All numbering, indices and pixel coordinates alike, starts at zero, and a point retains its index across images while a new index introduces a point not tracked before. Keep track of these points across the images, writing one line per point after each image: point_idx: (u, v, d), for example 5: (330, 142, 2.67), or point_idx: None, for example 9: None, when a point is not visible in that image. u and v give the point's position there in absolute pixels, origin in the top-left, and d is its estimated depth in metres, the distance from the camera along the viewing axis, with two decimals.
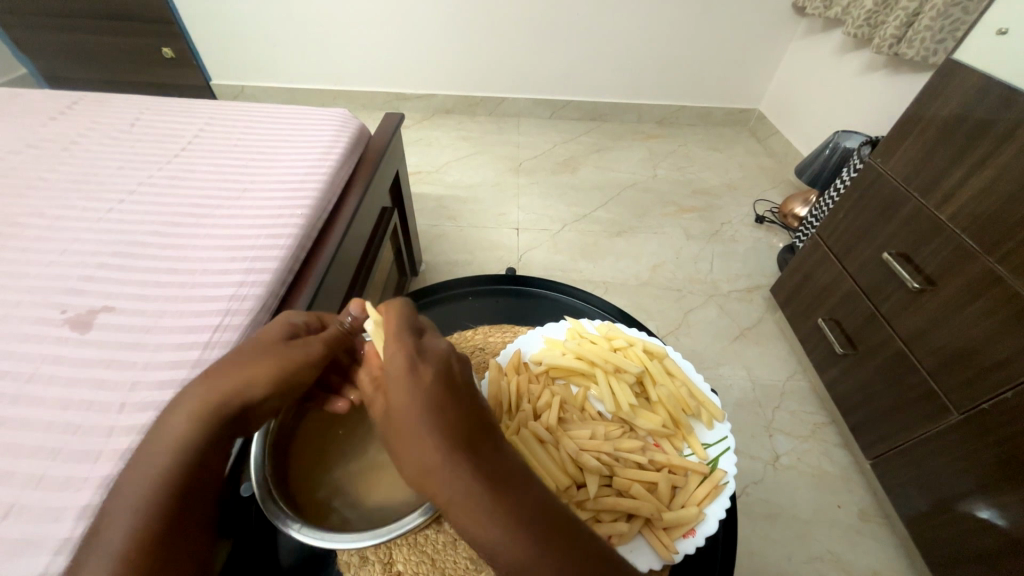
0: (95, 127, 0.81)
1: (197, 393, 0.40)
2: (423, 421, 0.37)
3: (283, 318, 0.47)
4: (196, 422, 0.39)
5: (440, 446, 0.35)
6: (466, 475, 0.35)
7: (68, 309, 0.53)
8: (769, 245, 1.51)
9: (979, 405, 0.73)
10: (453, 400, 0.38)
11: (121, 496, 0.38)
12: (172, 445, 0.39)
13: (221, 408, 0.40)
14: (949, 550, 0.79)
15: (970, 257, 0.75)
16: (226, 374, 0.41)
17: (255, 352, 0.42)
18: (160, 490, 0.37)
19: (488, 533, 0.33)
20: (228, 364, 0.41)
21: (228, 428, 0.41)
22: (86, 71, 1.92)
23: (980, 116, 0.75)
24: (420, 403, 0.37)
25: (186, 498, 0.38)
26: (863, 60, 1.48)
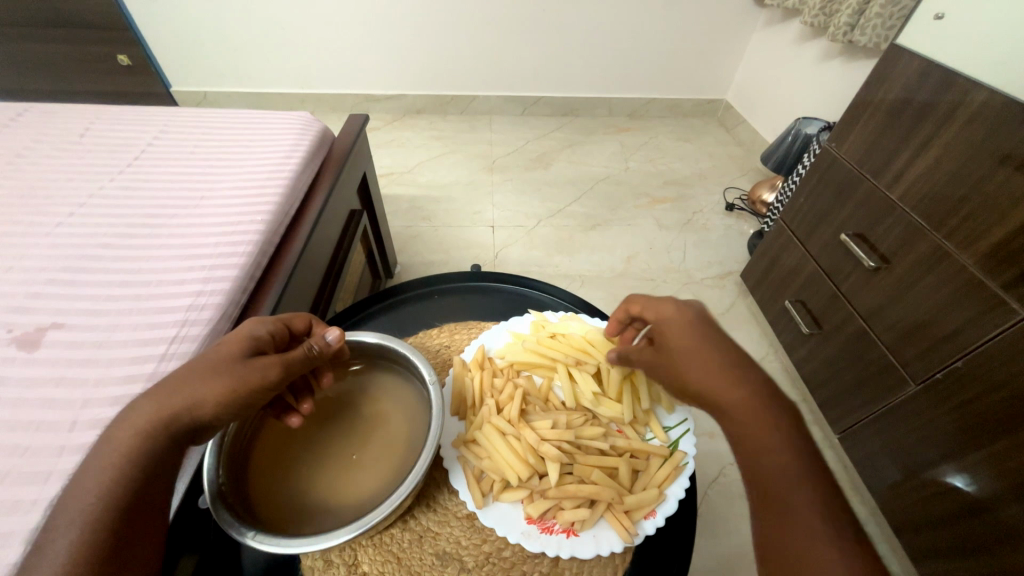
0: (42, 138, 0.78)
1: (150, 408, 0.39)
2: (710, 350, 0.45)
3: (248, 327, 0.45)
4: (147, 438, 0.39)
5: (729, 371, 0.43)
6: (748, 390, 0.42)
7: (14, 328, 0.52)
8: (739, 232, 1.54)
9: (935, 374, 0.76)
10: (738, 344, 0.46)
11: (65, 515, 0.37)
12: (119, 462, 0.38)
13: (175, 424, 0.39)
14: (915, 517, 0.83)
15: (919, 235, 0.78)
16: (182, 391, 0.40)
17: (213, 371, 0.41)
18: (106, 507, 0.37)
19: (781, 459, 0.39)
20: (184, 380, 0.40)
21: (180, 443, 0.40)
22: (38, 81, 1.84)
23: (923, 99, 0.78)
24: (708, 339, 0.45)
25: (132, 517, 0.37)
26: (821, 48, 1.53)
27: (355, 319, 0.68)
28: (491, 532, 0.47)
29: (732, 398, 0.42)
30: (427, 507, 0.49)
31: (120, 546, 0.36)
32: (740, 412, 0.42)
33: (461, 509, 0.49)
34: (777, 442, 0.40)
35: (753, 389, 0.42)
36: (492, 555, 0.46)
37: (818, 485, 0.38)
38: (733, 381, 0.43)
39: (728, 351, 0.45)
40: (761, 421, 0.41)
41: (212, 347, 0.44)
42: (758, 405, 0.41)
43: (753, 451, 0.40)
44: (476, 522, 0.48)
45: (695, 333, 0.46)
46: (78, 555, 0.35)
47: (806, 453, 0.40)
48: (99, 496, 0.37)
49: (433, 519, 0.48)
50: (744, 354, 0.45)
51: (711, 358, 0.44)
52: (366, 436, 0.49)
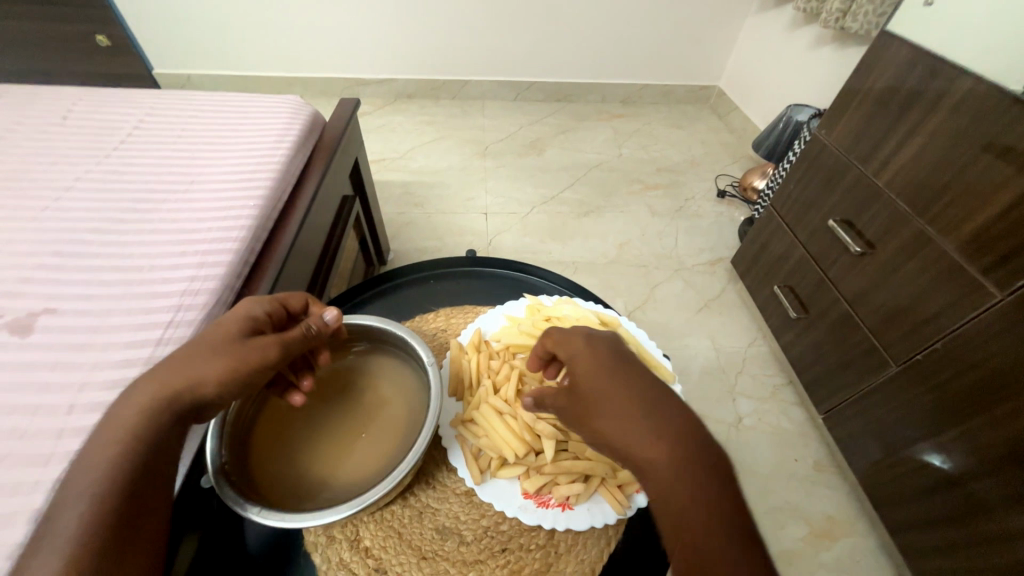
0: (23, 120, 0.76)
1: (152, 386, 0.40)
2: (609, 380, 0.40)
3: (245, 307, 0.45)
4: (151, 417, 0.39)
5: (635, 399, 0.39)
6: (645, 422, 0.38)
7: (6, 313, 0.51)
8: (730, 219, 1.56)
9: (915, 355, 0.79)
10: (632, 370, 0.41)
11: (71, 490, 0.38)
12: (125, 439, 0.38)
13: (177, 402, 0.40)
14: (893, 492, 0.86)
15: (904, 220, 0.80)
16: (183, 370, 0.40)
17: (212, 350, 0.41)
18: (112, 483, 0.37)
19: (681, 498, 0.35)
20: (184, 359, 0.41)
21: (183, 422, 0.41)
22: (13, 62, 1.77)
23: (910, 86, 0.79)
24: (613, 373, 0.41)
25: (139, 491, 0.38)
26: (813, 35, 1.53)
27: (350, 305, 0.68)
28: (489, 507, 0.49)
29: (631, 433, 0.37)
30: (427, 484, 0.51)
31: (128, 519, 0.37)
32: (648, 448, 0.37)
33: (459, 486, 0.50)
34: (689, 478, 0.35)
35: (664, 418, 0.38)
36: (490, 529, 0.48)
37: (720, 525, 0.34)
38: (641, 410, 0.38)
39: (640, 378, 0.41)
40: (670, 455, 0.36)
41: (210, 327, 0.44)
42: (669, 435, 0.37)
43: (655, 490, 0.36)
44: (474, 499, 0.50)
45: (605, 362, 0.42)
46: (88, 527, 0.36)
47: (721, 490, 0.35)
48: (104, 471, 0.38)
49: (433, 495, 0.50)
50: (643, 380, 0.41)
51: (609, 388, 0.40)
52: (365, 417, 0.49)
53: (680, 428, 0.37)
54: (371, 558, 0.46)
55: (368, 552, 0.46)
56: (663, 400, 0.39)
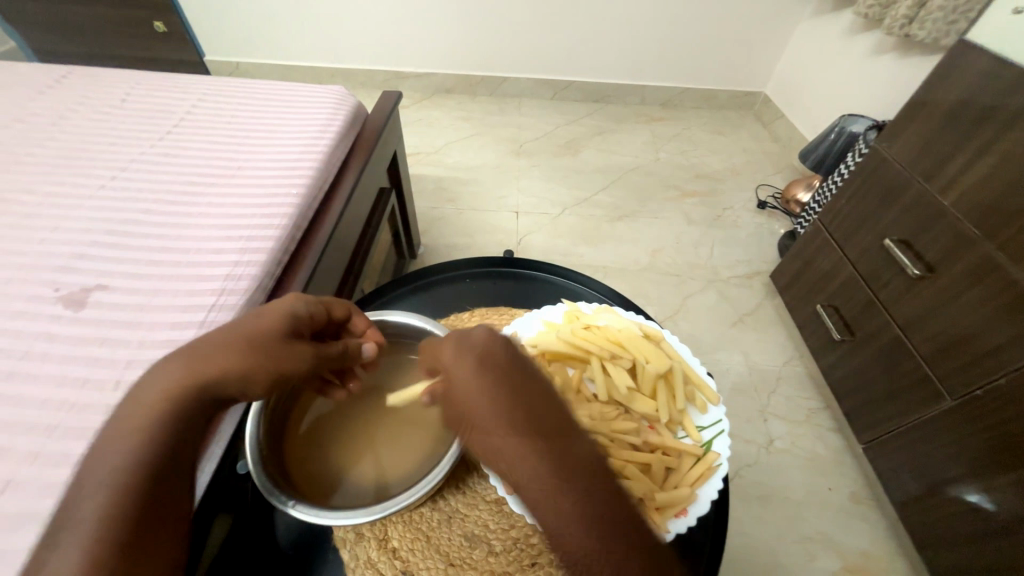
0: (85, 102, 0.79)
1: (180, 372, 0.40)
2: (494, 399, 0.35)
3: (288, 305, 0.45)
4: (177, 405, 0.39)
5: (512, 428, 0.34)
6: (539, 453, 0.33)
7: (61, 287, 0.53)
8: (771, 231, 1.50)
9: (974, 391, 0.73)
10: (515, 383, 0.36)
11: (94, 470, 0.37)
12: (149, 424, 0.38)
13: (206, 392, 0.40)
14: (936, 533, 0.81)
15: (969, 244, 0.74)
16: (216, 361, 0.40)
17: (250, 345, 0.41)
18: (138, 467, 0.37)
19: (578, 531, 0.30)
20: (219, 349, 0.41)
21: (208, 412, 0.41)
22: (77, 46, 1.87)
23: (985, 102, 0.73)
24: (503, 389, 0.36)
25: (162, 478, 0.38)
26: (873, 42, 1.45)
27: (385, 298, 0.69)
28: (520, 518, 0.48)
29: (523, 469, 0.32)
30: (457, 489, 0.50)
31: (150, 507, 0.36)
32: (527, 483, 0.32)
33: (489, 494, 0.50)
34: (577, 517, 0.31)
35: (542, 448, 0.33)
36: (520, 541, 0.47)
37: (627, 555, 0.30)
38: (518, 445, 0.33)
39: (528, 395, 0.36)
40: (549, 489, 0.32)
41: (247, 317, 0.44)
42: (547, 473, 0.32)
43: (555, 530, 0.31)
44: (503, 508, 0.49)
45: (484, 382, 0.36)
46: (111, 512, 0.35)
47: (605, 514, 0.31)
48: (130, 454, 0.37)
49: (462, 501, 0.49)
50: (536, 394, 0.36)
51: (498, 407, 0.35)
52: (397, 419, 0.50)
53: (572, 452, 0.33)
54: (398, 560, 0.46)
55: (395, 553, 0.46)
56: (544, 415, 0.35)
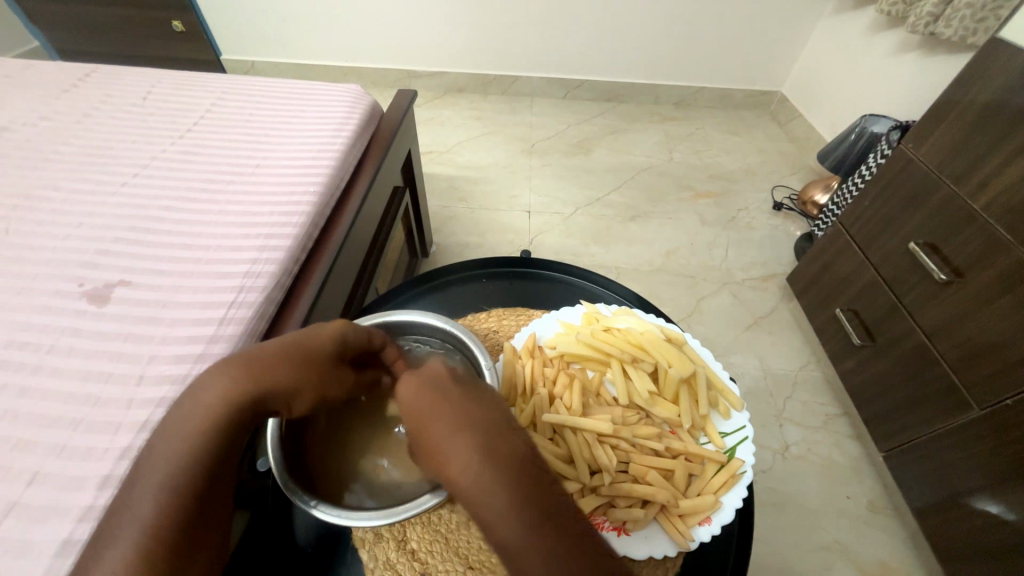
0: (108, 100, 0.80)
1: (235, 382, 0.39)
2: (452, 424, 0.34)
3: (344, 328, 0.44)
4: (226, 416, 0.39)
5: (461, 434, 0.34)
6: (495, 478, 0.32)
7: (85, 282, 0.54)
8: (787, 233, 1.48)
9: (1002, 400, 0.71)
10: (471, 407, 0.36)
11: (146, 470, 0.38)
12: (201, 432, 0.38)
13: (253, 405, 0.40)
14: (957, 545, 0.79)
15: (1001, 249, 0.72)
16: (271, 376, 0.40)
17: (303, 365, 0.41)
18: (186, 474, 0.38)
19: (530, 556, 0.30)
20: (275, 365, 0.41)
21: (250, 424, 0.41)
22: (96, 44, 1.90)
23: (1020, 102, 0.71)
24: (461, 415, 0.35)
25: (208, 488, 0.38)
26: (896, 40, 1.42)
27: (401, 297, 0.69)
28: None
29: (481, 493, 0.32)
30: None
31: (192, 523, 0.37)
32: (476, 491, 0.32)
33: None
34: (520, 535, 0.31)
35: (493, 450, 0.33)
36: None
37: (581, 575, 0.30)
38: (470, 450, 0.33)
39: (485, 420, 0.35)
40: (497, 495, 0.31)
41: (302, 334, 0.43)
42: (495, 477, 0.32)
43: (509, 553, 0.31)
44: None
45: (440, 412, 0.35)
46: (161, 522, 0.36)
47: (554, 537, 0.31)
48: (177, 460, 0.38)
49: None
50: (492, 420, 0.35)
51: (457, 433, 0.34)
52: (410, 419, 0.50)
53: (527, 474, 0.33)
54: (417, 561, 0.47)
55: (414, 554, 0.47)
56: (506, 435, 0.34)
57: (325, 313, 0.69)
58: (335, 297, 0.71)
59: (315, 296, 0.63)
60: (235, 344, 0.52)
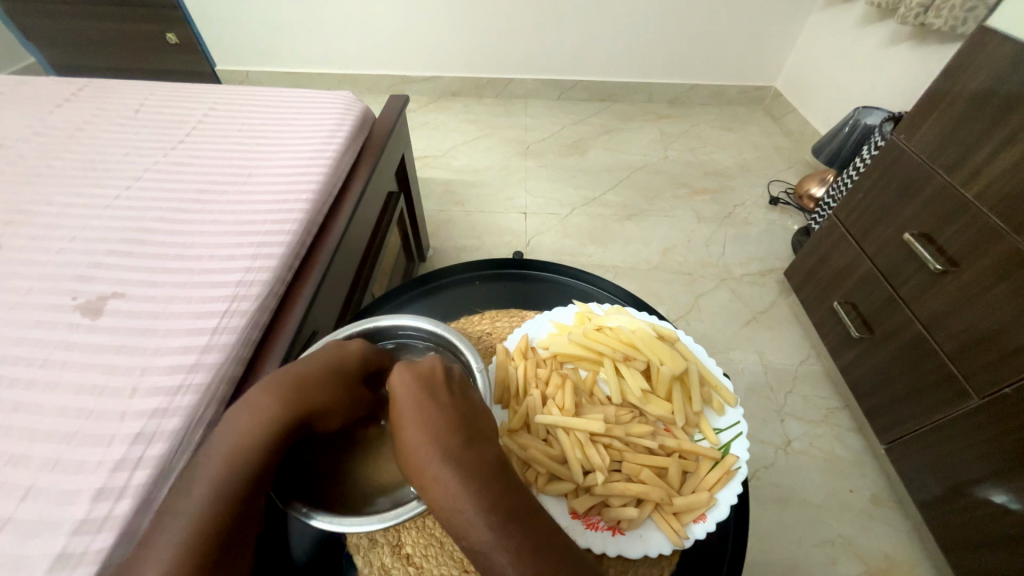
0: (100, 114, 0.80)
1: (289, 395, 0.42)
2: (413, 419, 0.40)
3: (366, 351, 0.49)
4: (279, 429, 0.41)
5: (431, 437, 0.39)
6: (443, 467, 0.38)
7: (78, 295, 0.54)
8: (783, 227, 1.47)
9: (1002, 389, 0.71)
10: (432, 402, 0.41)
11: (190, 480, 0.39)
12: (250, 442, 0.40)
13: (299, 420, 0.43)
14: (962, 536, 0.79)
15: (996, 238, 0.72)
16: (319, 391, 0.44)
17: (343, 381, 0.45)
18: (233, 481, 0.39)
19: (470, 531, 0.36)
20: (322, 381, 0.44)
21: (290, 438, 0.43)
22: (93, 60, 1.91)
23: (1010, 90, 0.71)
24: (421, 410, 0.41)
25: (252, 494, 0.39)
26: (887, 31, 1.41)
27: (395, 303, 0.69)
28: None
29: (432, 478, 0.38)
30: None
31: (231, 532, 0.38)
32: (438, 489, 0.37)
33: None
34: (463, 510, 0.36)
35: (456, 451, 0.39)
36: None
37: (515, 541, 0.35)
38: (436, 450, 0.38)
39: (442, 416, 0.41)
40: (454, 493, 0.36)
41: (333, 356, 0.47)
42: (456, 479, 0.37)
43: (455, 528, 0.36)
44: None
45: (405, 409, 0.41)
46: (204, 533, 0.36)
47: (492, 510, 0.36)
48: (221, 476, 0.39)
49: None
50: (448, 413, 0.41)
51: (415, 427, 0.40)
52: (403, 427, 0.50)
53: (469, 458, 0.38)
54: (412, 566, 0.47)
55: (409, 559, 0.47)
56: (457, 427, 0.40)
57: (321, 320, 0.68)
58: (330, 304, 0.71)
59: (309, 304, 0.63)
60: (228, 354, 0.52)
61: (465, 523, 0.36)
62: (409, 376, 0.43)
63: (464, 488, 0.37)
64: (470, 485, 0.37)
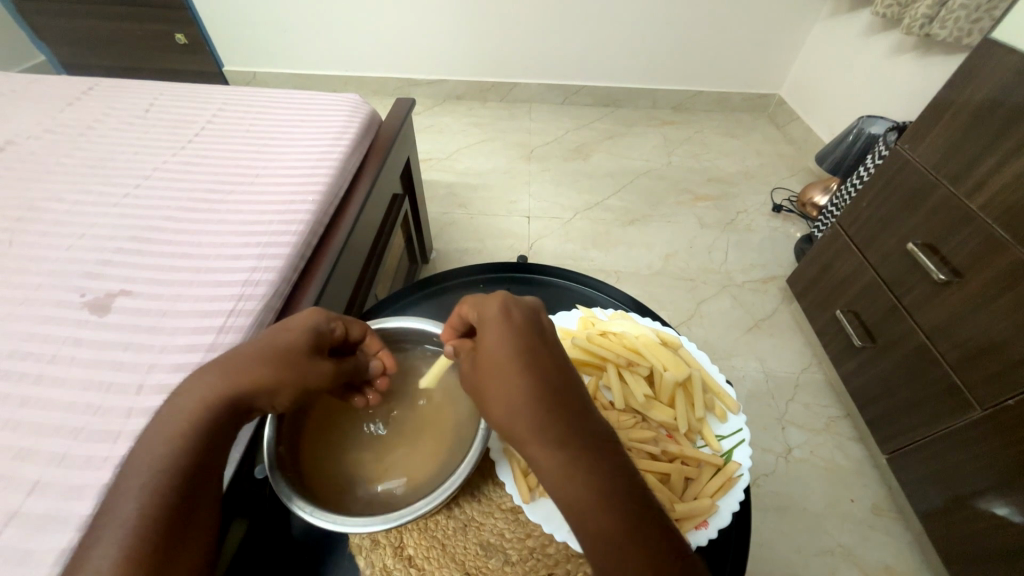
0: (111, 113, 0.81)
1: (217, 378, 0.41)
2: (524, 364, 0.39)
3: (310, 321, 0.46)
4: (210, 414, 0.41)
5: (539, 384, 0.38)
6: (556, 419, 0.37)
7: (87, 292, 0.54)
8: (786, 235, 1.47)
9: (1005, 401, 0.71)
10: (540, 351, 0.40)
11: (125, 476, 0.39)
12: (186, 430, 0.40)
13: (237, 402, 0.42)
14: (964, 547, 0.79)
15: (999, 248, 0.72)
16: (250, 370, 0.42)
17: (281, 356, 0.43)
18: (170, 471, 0.39)
19: (578, 484, 0.35)
20: (254, 359, 0.43)
21: (234, 421, 0.42)
22: (101, 59, 1.93)
23: (1016, 101, 0.71)
24: (528, 359, 0.39)
25: (194, 483, 0.39)
26: (892, 42, 1.42)
27: (399, 304, 0.69)
28: (535, 528, 0.49)
29: (543, 430, 0.36)
30: (472, 497, 0.51)
31: (173, 521, 0.37)
32: (548, 439, 0.36)
33: (505, 502, 0.51)
34: (573, 463, 0.35)
35: (563, 401, 0.38)
36: (536, 550, 0.48)
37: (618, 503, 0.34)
38: (549, 408, 0.37)
39: (550, 367, 0.40)
40: (569, 446, 0.36)
41: (274, 332, 0.45)
42: (570, 433, 0.36)
43: (560, 477, 0.35)
44: (519, 516, 0.50)
45: (516, 350, 0.40)
46: (142, 524, 0.36)
47: (601, 472, 0.35)
48: (152, 469, 0.39)
49: (478, 509, 0.51)
50: (551, 365, 0.40)
51: (525, 371, 0.38)
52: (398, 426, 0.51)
53: (578, 417, 0.38)
54: (414, 567, 0.47)
55: (411, 561, 0.48)
56: (560, 381, 0.39)
57: None
58: (334, 304, 0.72)
59: (313, 304, 0.63)
60: None
61: (575, 477, 0.35)
62: (520, 320, 0.42)
63: (577, 445, 0.36)
64: (581, 443, 0.36)
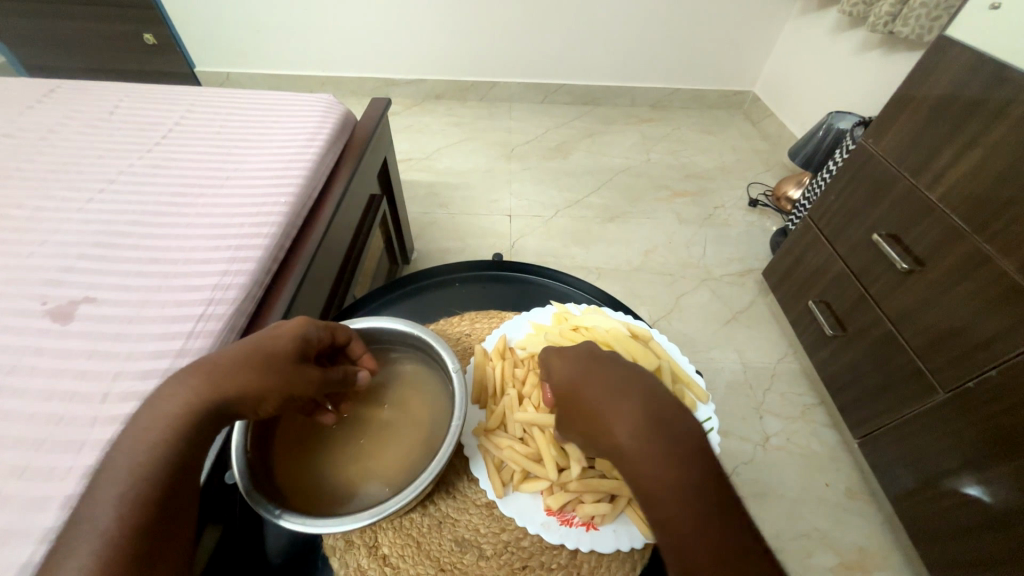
0: (74, 116, 0.79)
1: (198, 385, 0.40)
2: (602, 382, 0.41)
3: (297, 329, 0.45)
4: (192, 420, 0.40)
5: (620, 398, 0.39)
6: (641, 424, 0.38)
7: (49, 300, 0.53)
8: (762, 229, 1.51)
9: (966, 384, 0.74)
10: (620, 372, 0.43)
11: (100, 484, 0.38)
12: (167, 438, 0.39)
13: (219, 409, 0.41)
14: (932, 525, 0.82)
15: (958, 237, 0.75)
16: (235, 376, 0.41)
17: (267, 362, 0.42)
18: (144, 480, 0.37)
19: (663, 484, 0.35)
20: (239, 365, 0.41)
21: (215, 428, 0.41)
22: (67, 60, 1.87)
23: (971, 95, 0.74)
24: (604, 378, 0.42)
25: (171, 491, 0.38)
26: (858, 39, 1.46)
27: (375, 305, 0.69)
28: (510, 522, 0.49)
29: (624, 435, 0.37)
30: (448, 494, 0.52)
31: (151, 532, 0.36)
32: (634, 444, 0.37)
33: (480, 498, 0.51)
34: (657, 464, 0.36)
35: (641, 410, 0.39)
36: (510, 544, 0.48)
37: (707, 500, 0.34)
38: (626, 410, 0.38)
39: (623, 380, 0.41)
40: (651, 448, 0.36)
41: (258, 339, 0.44)
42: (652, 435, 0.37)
43: (649, 479, 0.36)
44: (494, 512, 0.50)
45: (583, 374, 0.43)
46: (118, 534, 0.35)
47: (687, 471, 0.35)
48: (129, 477, 0.38)
49: (453, 505, 0.51)
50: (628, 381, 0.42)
51: (602, 389, 0.41)
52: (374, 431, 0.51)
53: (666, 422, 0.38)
54: (388, 566, 0.47)
55: (385, 560, 0.48)
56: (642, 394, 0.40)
57: None
58: (310, 306, 0.71)
59: (287, 307, 0.62)
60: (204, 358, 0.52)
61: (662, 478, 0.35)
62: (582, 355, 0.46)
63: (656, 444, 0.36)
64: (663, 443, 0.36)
